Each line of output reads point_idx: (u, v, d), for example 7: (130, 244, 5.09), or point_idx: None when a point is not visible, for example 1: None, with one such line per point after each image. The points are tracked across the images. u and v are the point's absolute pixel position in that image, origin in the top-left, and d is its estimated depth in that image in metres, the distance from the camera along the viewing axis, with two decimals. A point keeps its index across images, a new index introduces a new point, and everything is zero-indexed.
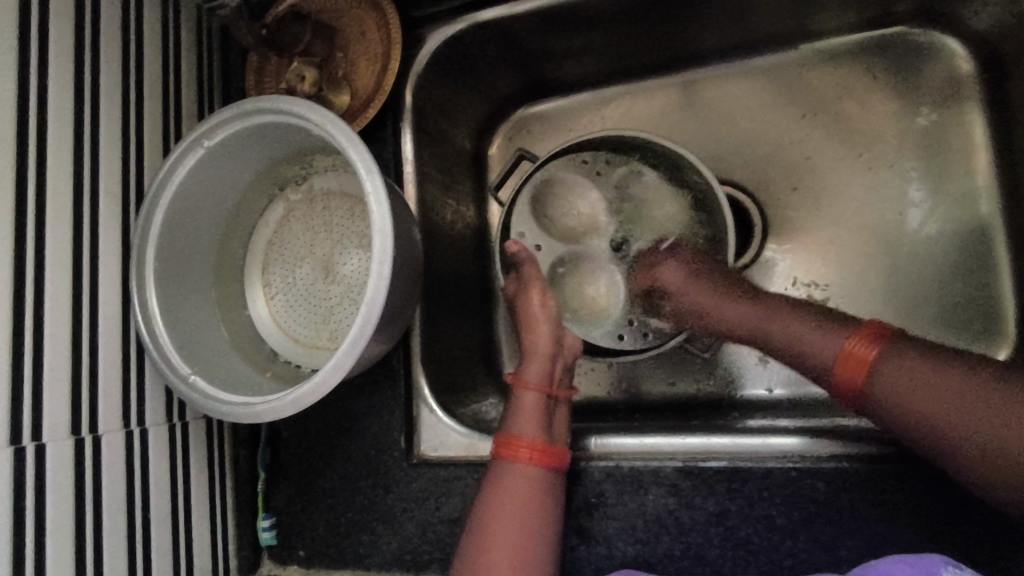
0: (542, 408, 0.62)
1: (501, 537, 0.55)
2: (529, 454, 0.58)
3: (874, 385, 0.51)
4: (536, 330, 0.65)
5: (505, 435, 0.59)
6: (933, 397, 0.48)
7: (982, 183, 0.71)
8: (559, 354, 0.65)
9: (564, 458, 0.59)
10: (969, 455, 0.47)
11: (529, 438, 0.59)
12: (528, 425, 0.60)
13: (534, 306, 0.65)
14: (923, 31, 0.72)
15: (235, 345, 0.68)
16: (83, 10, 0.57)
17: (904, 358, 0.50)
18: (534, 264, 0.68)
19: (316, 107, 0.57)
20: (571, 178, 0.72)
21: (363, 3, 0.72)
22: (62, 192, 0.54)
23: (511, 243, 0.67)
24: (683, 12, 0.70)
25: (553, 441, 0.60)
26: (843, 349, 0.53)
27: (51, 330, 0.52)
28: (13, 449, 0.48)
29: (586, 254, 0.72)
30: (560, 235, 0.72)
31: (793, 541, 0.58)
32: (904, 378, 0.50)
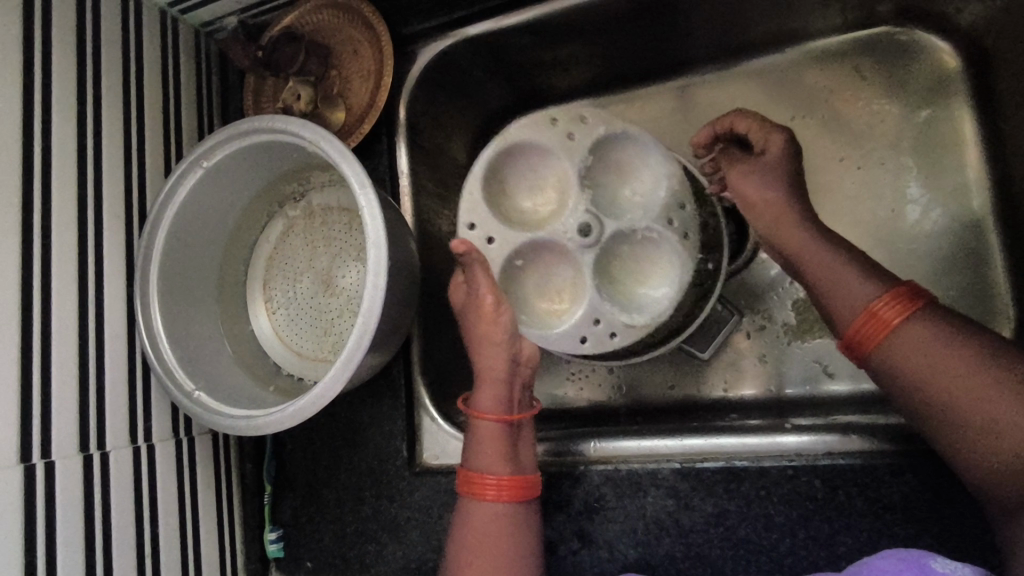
0: (504, 434, 0.60)
1: (494, 551, 0.56)
2: (497, 491, 0.58)
3: (888, 347, 0.52)
4: (490, 348, 0.61)
5: (469, 471, 0.59)
6: (945, 374, 0.49)
7: (973, 178, 0.71)
8: (516, 372, 0.62)
9: (535, 486, 0.59)
10: (956, 431, 0.49)
11: (493, 474, 0.58)
12: (492, 461, 0.59)
13: (491, 319, 0.61)
14: (906, 30, 0.73)
15: (239, 359, 0.69)
16: (84, 39, 0.58)
17: (927, 331, 0.51)
18: (486, 269, 0.60)
19: (309, 124, 0.59)
20: (540, 154, 0.66)
21: (354, 20, 0.73)
22: (68, 214, 0.56)
23: (459, 243, 0.58)
24: (670, 19, 0.71)
25: (520, 471, 0.59)
26: (870, 304, 0.53)
27: (58, 350, 0.54)
28: (23, 466, 0.50)
29: (552, 244, 0.65)
30: (519, 221, 0.66)
31: (792, 539, 0.58)
32: (920, 349, 0.50)
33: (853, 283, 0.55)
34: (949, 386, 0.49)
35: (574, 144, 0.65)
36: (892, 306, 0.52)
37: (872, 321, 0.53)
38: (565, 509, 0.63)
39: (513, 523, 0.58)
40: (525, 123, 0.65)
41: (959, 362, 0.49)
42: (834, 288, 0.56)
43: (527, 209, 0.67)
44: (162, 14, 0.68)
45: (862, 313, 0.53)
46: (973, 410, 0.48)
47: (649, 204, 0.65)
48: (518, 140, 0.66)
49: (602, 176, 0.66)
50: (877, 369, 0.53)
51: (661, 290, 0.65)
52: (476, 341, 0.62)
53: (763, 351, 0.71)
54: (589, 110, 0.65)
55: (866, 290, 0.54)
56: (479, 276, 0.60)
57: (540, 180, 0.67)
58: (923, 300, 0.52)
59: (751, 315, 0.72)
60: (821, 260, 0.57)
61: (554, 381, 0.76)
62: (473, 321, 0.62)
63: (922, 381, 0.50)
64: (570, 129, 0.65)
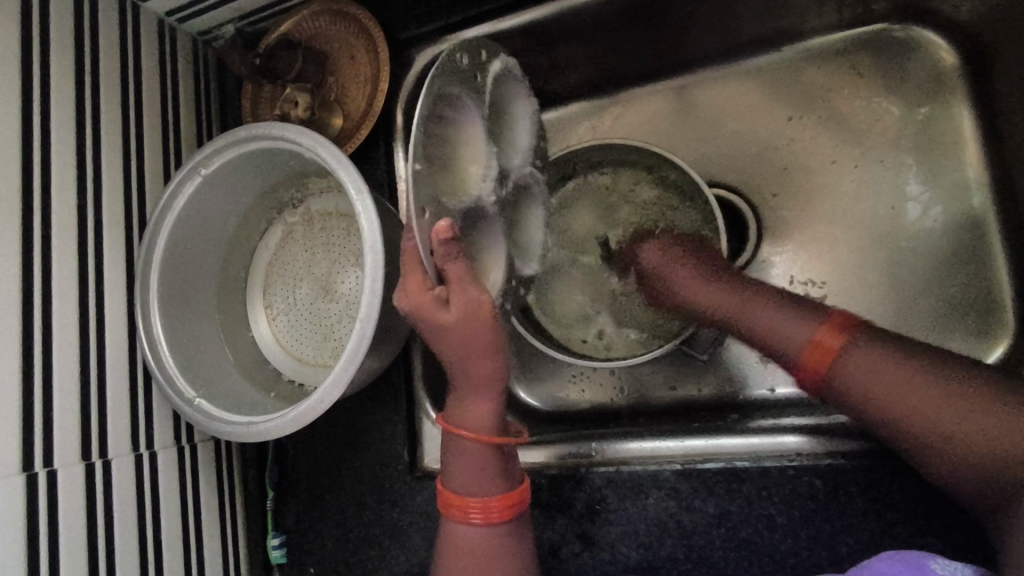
0: (492, 454, 0.53)
1: (490, 563, 0.53)
2: (483, 514, 0.53)
3: (835, 378, 0.52)
4: (478, 354, 0.51)
5: (455, 492, 0.54)
6: (904, 396, 0.49)
7: (973, 175, 0.71)
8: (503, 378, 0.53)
9: (527, 501, 0.54)
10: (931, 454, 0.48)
11: (478, 495, 0.53)
12: (481, 481, 0.53)
13: (477, 320, 0.50)
14: (903, 27, 0.72)
15: (239, 365, 0.69)
16: (83, 49, 0.59)
17: (866, 354, 0.51)
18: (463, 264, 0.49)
19: (305, 130, 0.59)
20: (460, 103, 0.53)
21: (350, 27, 0.73)
22: (68, 223, 0.56)
23: (444, 228, 0.46)
24: (665, 19, 0.71)
25: (511, 487, 0.54)
26: (810, 337, 0.54)
27: (60, 358, 0.54)
28: (25, 476, 0.50)
29: (476, 210, 0.56)
30: (449, 189, 0.52)
31: (794, 540, 0.58)
32: (872, 374, 0.50)
33: (789, 322, 0.55)
34: (911, 407, 0.49)
35: (477, 85, 0.55)
36: (830, 333, 0.53)
37: (816, 354, 0.53)
38: (567, 511, 0.63)
39: (505, 542, 0.54)
40: (442, 66, 0.49)
41: (913, 381, 0.49)
42: (772, 329, 0.56)
43: (448, 170, 0.53)
44: (160, 23, 0.69)
45: (805, 347, 0.54)
46: (941, 424, 0.47)
47: (520, 145, 0.63)
48: (442, 90, 0.50)
49: (495, 119, 0.60)
50: (836, 401, 0.53)
51: (537, 230, 0.68)
52: (458, 349, 0.51)
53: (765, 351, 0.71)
54: (482, 41, 0.55)
55: (805, 327, 0.54)
56: (464, 278, 0.49)
57: (452, 137, 0.54)
58: (853, 321, 0.53)
59: None
60: (757, 309, 0.58)
61: (555, 383, 0.76)
62: (455, 329, 0.50)
63: (885, 408, 0.50)
64: (475, 69, 0.54)
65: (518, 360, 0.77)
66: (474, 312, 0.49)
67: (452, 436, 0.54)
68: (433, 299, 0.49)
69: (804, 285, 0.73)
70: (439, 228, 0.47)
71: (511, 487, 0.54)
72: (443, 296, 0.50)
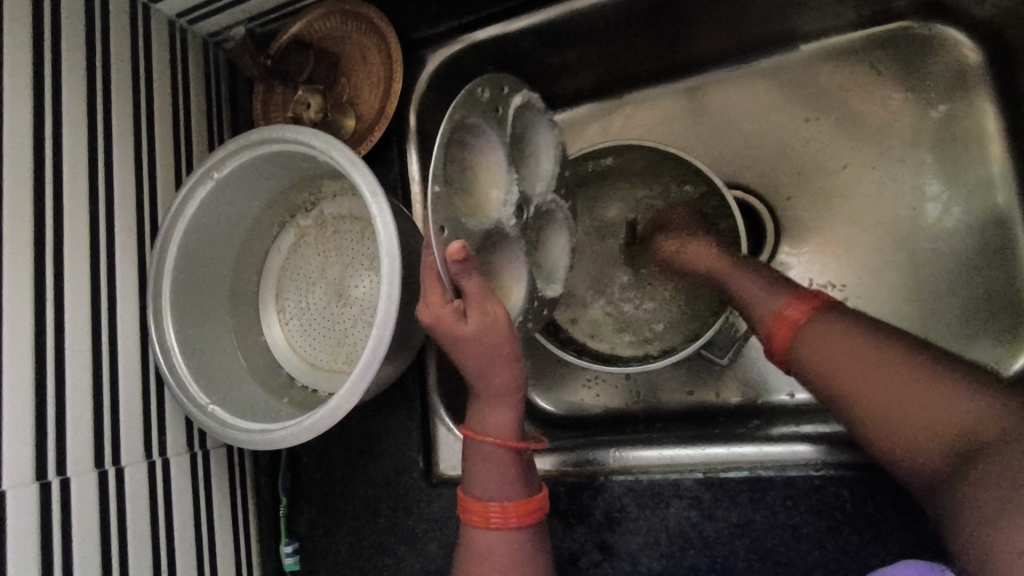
0: (511, 462, 0.53)
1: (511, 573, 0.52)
2: (502, 519, 0.52)
3: (796, 350, 0.54)
4: (498, 367, 0.52)
5: (474, 498, 0.53)
6: (857, 363, 0.49)
7: (998, 173, 0.69)
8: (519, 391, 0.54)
9: (545, 507, 0.54)
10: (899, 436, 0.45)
11: (498, 499, 0.53)
12: (501, 487, 0.53)
13: (493, 332, 0.50)
14: (924, 24, 0.71)
15: (252, 371, 0.69)
16: (93, 52, 0.58)
17: (831, 328, 0.52)
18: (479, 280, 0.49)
19: (320, 134, 0.58)
20: (477, 133, 0.53)
21: (361, 26, 0.72)
22: (79, 229, 0.55)
23: (456, 248, 0.46)
24: (681, 19, 0.70)
25: (529, 493, 0.54)
26: (780, 310, 0.56)
27: (72, 366, 0.53)
28: (38, 484, 0.49)
29: (495, 233, 0.56)
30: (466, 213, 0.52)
31: (820, 550, 0.56)
32: (833, 343, 0.51)
33: (765, 297, 0.58)
34: (863, 373, 0.48)
35: (498, 116, 0.55)
36: (797, 308, 0.55)
37: (781, 323, 0.55)
38: (586, 519, 0.62)
39: (526, 554, 0.52)
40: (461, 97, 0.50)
41: (869, 351, 0.49)
42: (751, 302, 0.59)
43: (465, 194, 0.53)
44: (170, 24, 0.68)
45: (773, 318, 0.56)
46: (888, 392, 0.47)
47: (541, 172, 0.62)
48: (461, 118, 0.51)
49: (514, 148, 0.59)
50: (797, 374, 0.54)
51: (562, 256, 0.65)
52: (479, 360, 0.51)
53: None
54: (504, 75, 0.55)
55: (777, 301, 0.57)
56: (481, 293, 0.49)
57: (468, 163, 0.54)
58: (828, 301, 0.55)
59: None
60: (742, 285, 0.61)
61: (570, 388, 0.75)
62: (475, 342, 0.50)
63: (838, 375, 0.50)
64: (496, 102, 0.55)
65: (532, 364, 0.76)
66: (493, 322, 0.50)
67: (471, 444, 0.54)
68: (454, 314, 0.49)
69: (824, 288, 0.72)
70: (453, 248, 0.46)
71: (531, 494, 0.53)
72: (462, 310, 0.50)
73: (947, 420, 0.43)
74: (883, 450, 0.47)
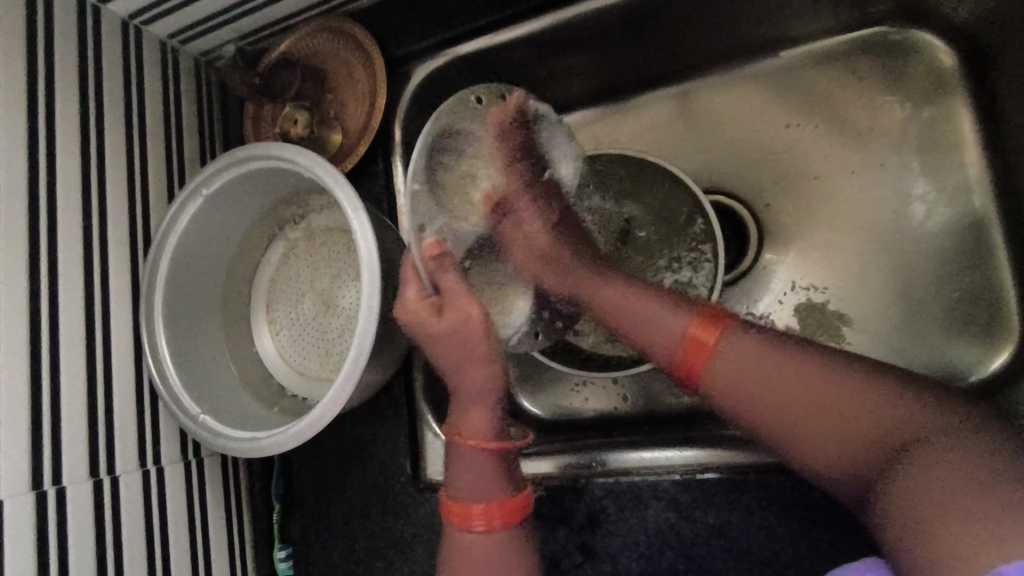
0: (491, 462, 0.54)
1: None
2: (487, 521, 0.53)
3: (711, 375, 0.51)
4: (473, 367, 0.55)
5: (457, 498, 0.54)
6: (779, 386, 0.48)
7: (975, 175, 0.70)
8: (497, 396, 0.56)
9: (529, 507, 0.54)
10: (829, 453, 0.47)
11: (479, 498, 0.53)
12: (483, 486, 0.54)
13: (468, 328, 0.54)
14: (897, 29, 0.72)
15: (244, 380, 0.71)
16: (87, 75, 0.60)
17: (740, 344, 0.51)
18: (455, 277, 0.55)
19: (304, 150, 0.60)
20: (468, 135, 0.62)
21: (346, 43, 0.74)
22: (74, 246, 0.57)
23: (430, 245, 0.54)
24: (660, 30, 0.71)
25: (513, 493, 0.54)
26: (687, 331, 0.52)
27: (67, 378, 0.55)
28: (34, 494, 0.51)
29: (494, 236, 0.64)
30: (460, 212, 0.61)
31: (794, 549, 0.59)
32: (750, 365, 0.50)
33: (667, 314, 0.54)
34: (785, 396, 0.48)
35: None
36: (704, 327, 0.52)
37: (692, 350, 0.51)
38: (569, 522, 0.64)
39: (514, 555, 0.53)
40: (448, 101, 0.60)
41: (785, 368, 0.48)
42: (645, 319, 0.55)
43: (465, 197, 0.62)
44: (162, 45, 0.70)
45: (681, 342, 0.52)
46: (812, 412, 0.47)
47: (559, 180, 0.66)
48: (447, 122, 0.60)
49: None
50: (711, 402, 0.52)
51: None
52: (454, 359, 0.55)
53: None
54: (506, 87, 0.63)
55: (679, 320, 0.53)
56: (455, 288, 0.54)
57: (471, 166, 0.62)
58: (731, 316, 0.52)
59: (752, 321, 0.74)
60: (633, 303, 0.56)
61: (558, 392, 0.73)
62: (449, 337, 0.54)
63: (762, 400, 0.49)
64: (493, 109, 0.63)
65: (517, 368, 0.74)
66: (465, 317, 0.54)
67: (452, 445, 0.56)
68: (425, 310, 0.54)
69: (806, 290, 0.73)
70: (427, 245, 0.55)
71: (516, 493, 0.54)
72: (436, 307, 0.55)
73: (871, 428, 0.45)
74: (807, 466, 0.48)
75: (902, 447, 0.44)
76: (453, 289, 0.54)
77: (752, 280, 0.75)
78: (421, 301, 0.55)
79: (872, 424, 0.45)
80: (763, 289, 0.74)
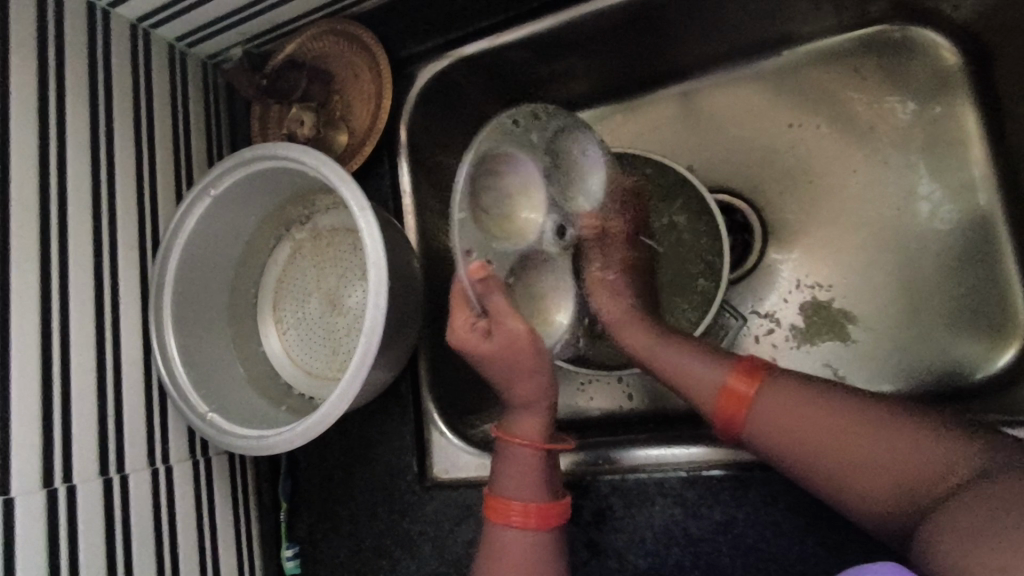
0: (534, 466, 0.57)
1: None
2: (524, 519, 0.55)
3: (750, 423, 0.53)
4: (524, 381, 0.57)
5: (497, 496, 0.56)
6: (816, 434, 0.50)
7: (979, 172, 0.70)
8: (543, 404, 0.59)
9: (565, 513, 0.56)
10: (871, 498, 0.48)
11: (521, 500, 0.55)
12: (523, 487, 0.56)
13: (520, 348, 0.55)
14: (900, 28, 0.72)
15: (252, 381, 0.71)
16: (97, 77, 0.61)
17: (778, 391, 0.53)
18: (503, 296, 0.55)
19: (310, 150, 0.60)
20: (511, 157, 0.60)
21: (352, 44, 0.74)
22: (84, 246, 0.58)
23: (478, 268, 0.53)
24: (663, 30, 0.71)
25: (549, 498, 0.56)
26: (723, 382, 0.55)
27: (77, 377, 0.56)
28: (45, 492, 0.51)
29: (534, 256, 0.63)
30: (505, 236, 0.60)
31: (802, 545, 0.59)
32: (788, 413, 0.51)
33: (706, 367, 0.57)
34: (822, 447, 0.49)
35: (535, 144, 0.62)
36: (739, 378, 0.54)
37: (729, 400, 0.54)
38: (575, 520, 0.64)
39: (541, 548, 0.54)
40: (486, 127, 0.57)
41: (819, 414, 0.50)
42: (683, 368, 0.58)
43: (507, 215, 0.60)
44: (170, 48, 0.71)
45: (720, 392, 0.55)
46: (849, 459, 0.48)
47: (591, 194, 0.68)
48: (490, 146, 0.57)
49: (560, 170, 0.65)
50: (753, 449, 0.54)
51: None
52: (507, 377, 0.57)
53: (773, 356, 0.73)
54: (541, 106, 0.62)
55: (717, 373, 0.56)
56: (504, 313, 0.54)
57: (508, 184, 0.61)
58: (766, 366, 0.55)
59: (759, 320, 0.74)
60: (678, 361, 0.59)
61: (566, 392, 0.75)
62: (500, 358, 0.55)
63: (800, 450, 0.50)
64: (529, 129, 0.61)
65: None
66: (513, 341, 0.55)
67: (504, 446, 0.58)
68: (476, 335, 0.55)
69: (811, 288, 0.73)
70: (472, 268, 0.53)
71: (552, 498, 0.56)
72: (485, 329, 0.55)
73: (907, 470, 0.46)
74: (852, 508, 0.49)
75: (943, 487, 0.45)
76: (502, 309, 0.54)
77: (756, 279, 0.75)
78: (471, 326, 0.55)
79: (906, 468, 0.46)
80: (769, 287, 0.74)
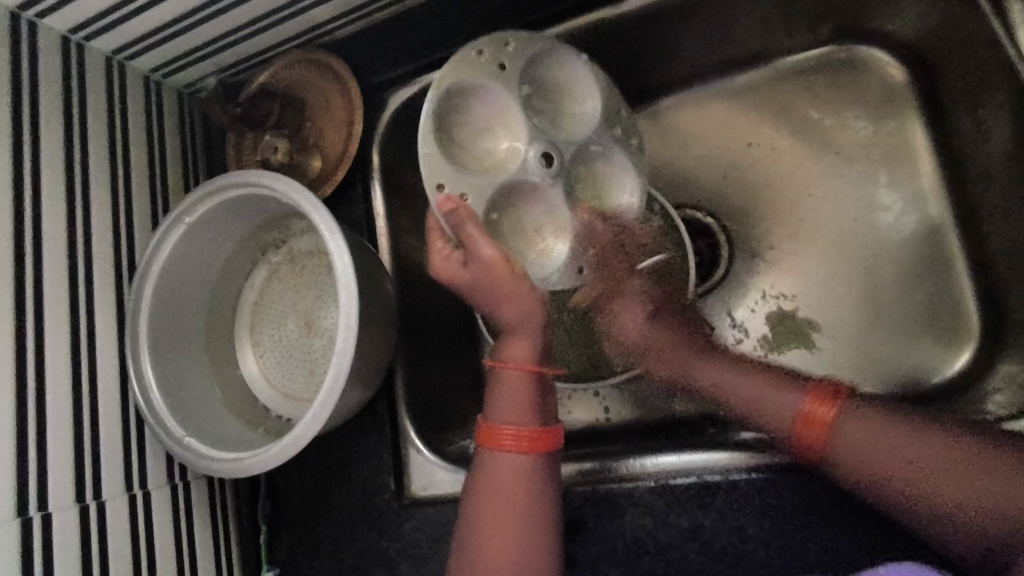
0: (528, 386, 0.59)
1: (516, 516, 0.56)
2: (517, 443, 0.57)
3: (830, 447, 0.54)
4: (510, 302, 0.60)
5: (488, 421, 0.59)
6: (903, 463, 0.51)
7: (928, 183, 0.73)
8: (533, 327, 0.61)
9: (557, 441, 0.58)
10: (964, 525, 0.48)
11: (512, 426, 0.57)
12: (516, 411, 0.58)
13: (492, 267, 0.59)
14: (848, 48, 0.76)
15: (229, 404, 0.72)
16: (72, 109, 0.62)
17: (861, 419, 0.53)
18: (474, 220, 0.59)
19: (281, 176, 0.62)
20: (480, 88, 0.62)
21: (324, 74, 0.76)
22: (59, 275, 0.59)
23: (443, 199, 0.59)
24: (622, 52, 0.75)
25: (541, 427, 0.58)
26: (801, 407, 0.56)
27: (54, 405, 0.56)
28: (20, 520, 0.52)
29: (519, 186, 0.63)
30: (476, 168, 0.63)
31: (766, 549, 0.60)
32: (870, 442, 0.52)
33: (777, 394, 0.57)
34: (908, 474, 0.50)
35: (509, 74, 0.62)
36: (819, 404, 0.55)
37: (808, 423, 0.55)
38: None
39: (535, 478, 0.57)
40: (453, 59, 0.61)
41: (908, 442, 0.51)
42: (756, 396, 0.59)
43: (484, 154, 0.64)
44: (146, 79, 0.73)
45: (796, 416, 0.56)
46: (939, 487, 0.49)
47: (586, 118, 0.65)
48: (450, 82, 0.61)
49: (540, 98, 0.65)
50: (832, 474, 0.55)
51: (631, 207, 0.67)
52: (495, 299, 0.61)
53: None
54: (510, 33, 0.63)
55: (790, 398, 0.57)
56: (475, 239, 0.59)
57: (483, 120, 0.64)
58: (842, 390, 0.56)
59: (727, 329, 0.76)
60: (739, 384, 0.60)
61: None
62: (478, 285, 0.60)
63: (884, 477, 0.52)
64: (500, 57, 0.62)
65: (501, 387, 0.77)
66: (488, 267, 0.59)
67: (496, 368, 0.61)
68: (453, 263, 0.61)
69: (776, 299, 0.75)
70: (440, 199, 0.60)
71: (544, 425, 0.58)
72: (462, 258, 0.60)
73: (996, 501, 0.47)
74: (942, 530, 0.50)
75: None
76: (475, 235, 0.59)
77: (725, 290, 0.77)
78: (448, 257, 0.61)
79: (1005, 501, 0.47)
80: (736, 299, 0.76)
